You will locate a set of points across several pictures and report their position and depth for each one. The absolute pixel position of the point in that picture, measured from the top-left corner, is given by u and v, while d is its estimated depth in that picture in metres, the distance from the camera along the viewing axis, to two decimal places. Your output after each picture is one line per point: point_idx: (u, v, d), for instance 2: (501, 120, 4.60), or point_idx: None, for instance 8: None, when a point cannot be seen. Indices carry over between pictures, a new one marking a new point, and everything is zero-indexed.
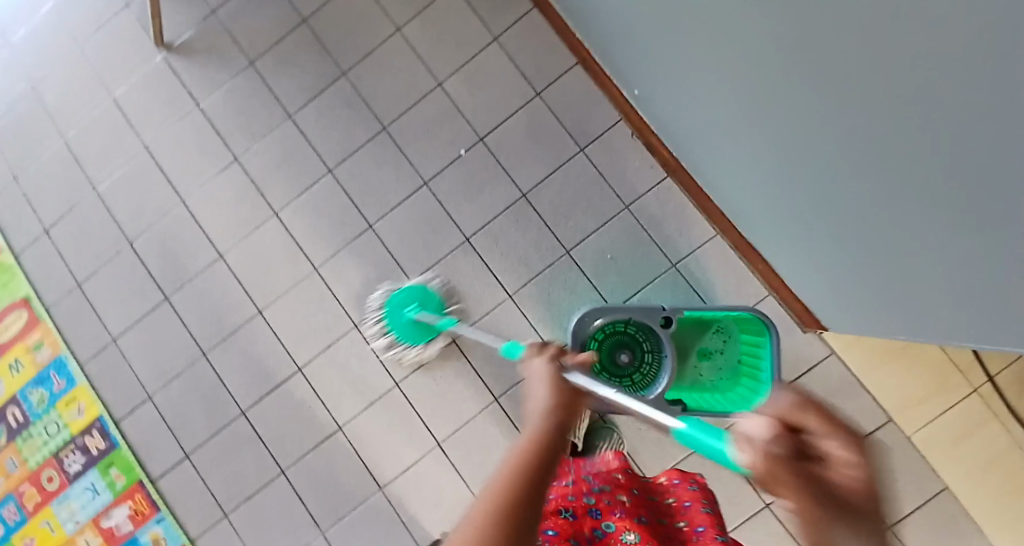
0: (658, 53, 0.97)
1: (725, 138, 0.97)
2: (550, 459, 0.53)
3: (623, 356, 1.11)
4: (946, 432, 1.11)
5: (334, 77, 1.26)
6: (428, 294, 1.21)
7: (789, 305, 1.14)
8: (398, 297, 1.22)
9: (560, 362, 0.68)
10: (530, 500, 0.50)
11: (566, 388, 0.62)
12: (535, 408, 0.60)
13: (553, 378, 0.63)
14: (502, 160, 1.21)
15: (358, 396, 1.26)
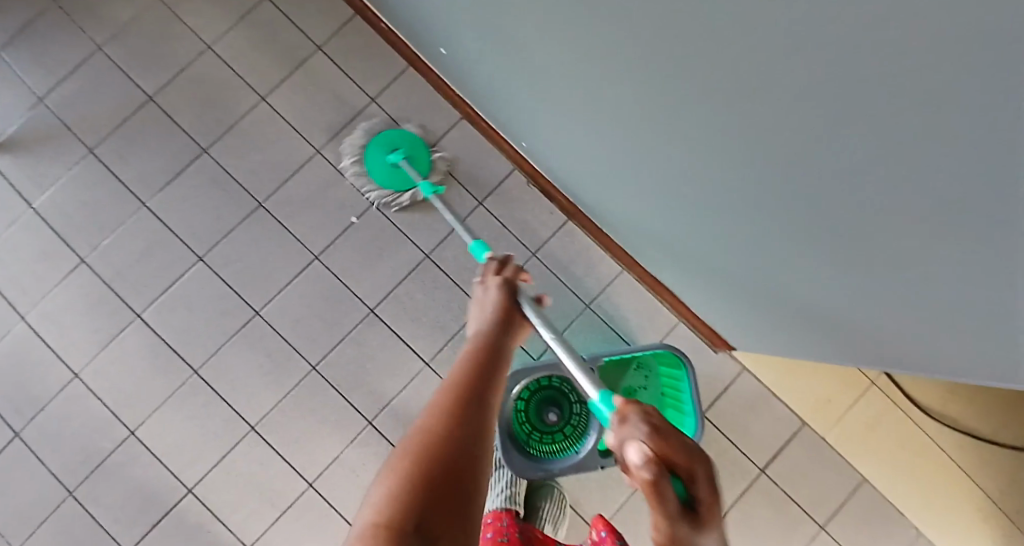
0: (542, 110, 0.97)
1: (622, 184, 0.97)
2: (501, 352, 0.60)
3: (551, 415, 1.08)
4: (858, 427, 1.18)
5: (197, 156, 1.14)
6: (418, 150, 1.13)
7: (700, 330, 1.17)
8: (382, 138, 1.13)
9: (509, 282, 0.72)
10: (494, 383, 0.54)
11: (514, 310, 0.69)
12: (485, 321, 0.66)
13: (506, 293, 0.70)
14: (400, 225, 1.15)
15: (269, 507, 1.12)
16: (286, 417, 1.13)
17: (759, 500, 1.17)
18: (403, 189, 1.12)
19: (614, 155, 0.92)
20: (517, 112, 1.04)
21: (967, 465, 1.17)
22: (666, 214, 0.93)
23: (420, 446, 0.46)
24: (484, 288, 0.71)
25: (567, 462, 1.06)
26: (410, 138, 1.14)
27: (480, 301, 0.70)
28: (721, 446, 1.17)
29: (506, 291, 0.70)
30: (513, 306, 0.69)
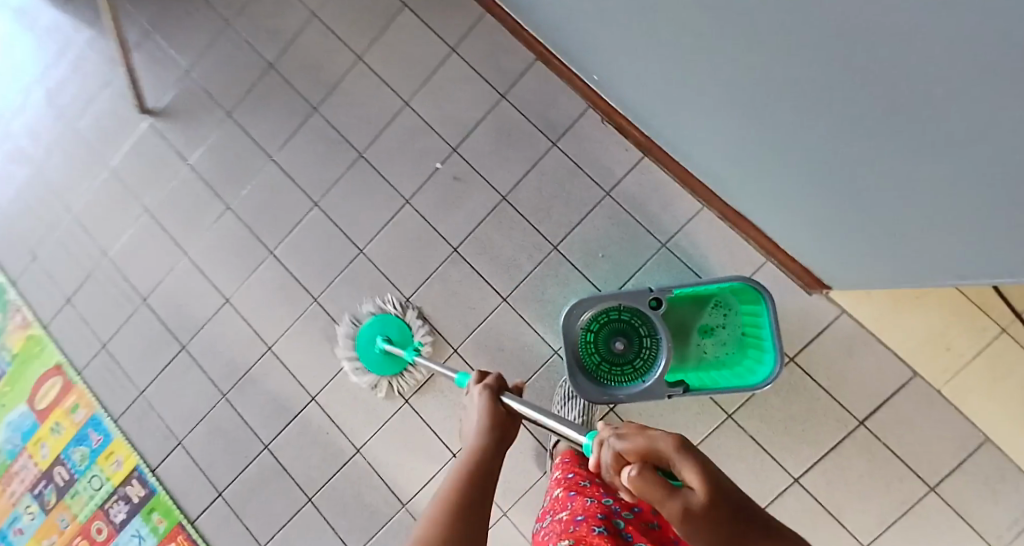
0: (612, 38, 0.93)
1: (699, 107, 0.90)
2: (482, 484, 0.74)
3: (618, 343, 1.07)
4: (981, 379, 1.02)
5: (305, 112, 1.28)
6: (406, 334, 1.22)
7: (790, 268, 1.09)
8: (367, 330, 1.23)
9: (492, 389, 0.85)
10: (459, 537, 0.67)
11: (498, 415, 0.82)
12: (469, 444, 0.80)
13: (488, 407, 0.83)
14: (480, 169, 1.20)
15: (372, 417, 1.30)
16: None
17: (855, 454, 1.07)
18: (393, 371, 1.22)
19: (682, 79, 0.86)
20: (589, 46, 1.02)
21: None
22: (749, 135, 0.84)
23: None
24: (468, 399, 0.86)
25: (633, 390, 1.05)
26: (400, 324, 1.22)
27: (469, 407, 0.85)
28: (812, 392, 1.08)
29: (486, 409, 0.83)
30: (495, 420, 0.81)
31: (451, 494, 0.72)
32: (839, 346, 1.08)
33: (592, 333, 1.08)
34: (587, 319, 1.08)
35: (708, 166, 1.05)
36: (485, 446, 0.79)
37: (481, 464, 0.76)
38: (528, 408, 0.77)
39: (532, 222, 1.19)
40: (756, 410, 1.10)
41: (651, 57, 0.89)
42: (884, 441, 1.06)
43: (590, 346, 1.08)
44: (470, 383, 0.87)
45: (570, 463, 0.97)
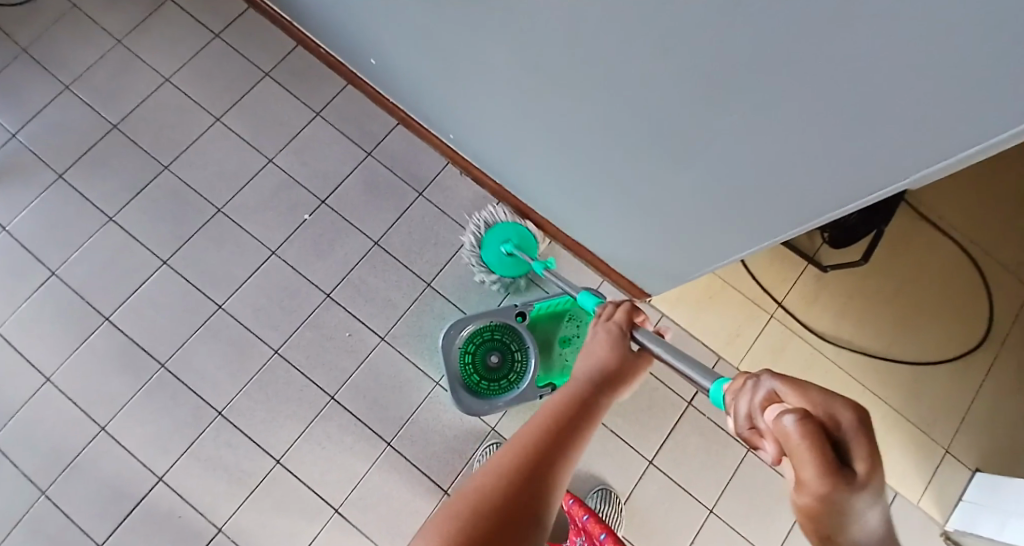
0: (468, 102, 1.11)
1: (545, 156, 1.10)
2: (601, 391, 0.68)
3: (493, 357, 1.19)
4: (766, 355, 1.31)
5: (156, 172, 1.26)
6: (527, 240, 1.26)
7: (622, 285, 1.32)
8: (494, 229, 1.26)
9: (621, 329, 0.76)
10: (580, 428, 0.62)
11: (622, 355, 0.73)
12: (593, 361, 0.72)
13: (612, 343, 0.74)
14: (350, 219, 1.28)
15: (237, 485, 1.20)
16: (248, 401, 1.23)
17: (690, 431, 1.28)
18: (513, 273, 1.24)
19: (531, 130, 1.05)
20: (447, 111, 1.19)
21: (869, 381, 1.30)
22: (588, 172, 1.05)
23: (491, 476, 0.56)
24: (597, 332, 0.77)
25: (511, 396, 1.19)
26: (523, 229, 1.26)
27: (591, 341, 0.76)
28: (652, 385, 1.29)
29: (613, 333, 0.76)
30: (617, 349, 0.73)
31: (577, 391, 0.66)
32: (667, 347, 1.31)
33: (468, 351, 1.19)
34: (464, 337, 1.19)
35: (553, 209, 1.25)
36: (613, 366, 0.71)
37: (609, 380, 0.70)
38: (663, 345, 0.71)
39: (404, 263, 1.29)
40: (614, 407, 1.28)
41: (497, 113, 1.08)
42: (710, 418, 1.29)
43: (468, 364, 1.19)
44: (601, 318, 0.80)
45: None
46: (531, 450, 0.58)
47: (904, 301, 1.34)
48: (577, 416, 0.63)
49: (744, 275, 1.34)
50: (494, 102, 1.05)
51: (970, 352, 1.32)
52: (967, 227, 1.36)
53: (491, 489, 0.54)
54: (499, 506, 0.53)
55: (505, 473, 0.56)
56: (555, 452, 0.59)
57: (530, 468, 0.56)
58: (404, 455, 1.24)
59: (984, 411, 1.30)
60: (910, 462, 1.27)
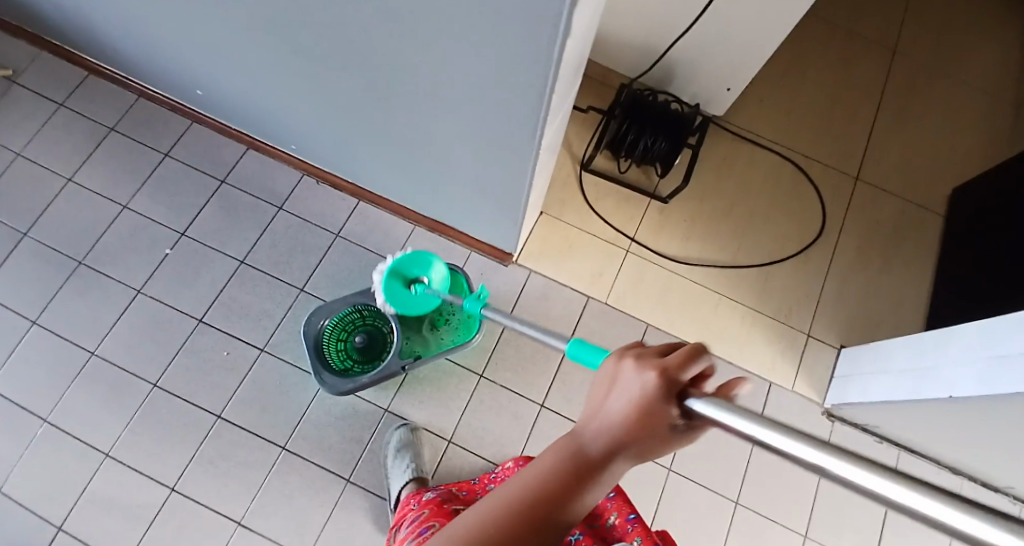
0: (279, 107, 1.19)
1: (362, 138, 1.18)
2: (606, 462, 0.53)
3: (359, 338, 1.24)
4: (627, 286, 1.38)
5: (14, 240, 1.31)
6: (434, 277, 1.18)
7: (485, 252, 1.37)
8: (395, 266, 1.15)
9: (668, 380, 0.51)
10: (561, 513, 0.52)
11: (655, 419, 0.51)
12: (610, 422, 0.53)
13: (642, 401, 0.51)
14: (211, 244, 1.34)
15: (137, 520, 1.20)
16: (137, 436, 1.24)
17: (572, 370, 1.33)
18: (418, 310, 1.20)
19: (336, 113, 1.13)
20: (273, 122, 1.27)
21: (724, 288, 1.39)
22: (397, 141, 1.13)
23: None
24: (631, 369, 0.53)
25: (374, 372, 1.22)
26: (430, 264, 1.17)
27: (619, 382, 0.54)
28: (531, 335, 1.34)
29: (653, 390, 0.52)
30: (644, 414, 0.52)
31: (572, 462, 0.53)
32: (538, 298, 1.36)
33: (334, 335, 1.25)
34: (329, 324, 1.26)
35: (398, 193, 1.32)
36: (630, 437, 0.53)
37: (615, 456, 0.53)
38: (752, 424, 0.46)
39: (274, 274, 1.33)
40: (497, 362, 1.33)
41: (306, 108, 1.16)
42: (590, 353, 1.35)
43: (336, 348, 1.25)
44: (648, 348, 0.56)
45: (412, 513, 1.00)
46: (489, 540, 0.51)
47: (740, 212, 1.45)
48: (559, 504, 0.52)
49: (595, 220, 1.42)
50: (299, 102, 1.15)
51: (809, 245, 1.44)
52: (780, 139, 1.51)
53: None
54: None
55: None
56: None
57: None
58: (301, 454, 1.26)
59: (834, 293, 1.40)
60: (776, 352, 1.34)
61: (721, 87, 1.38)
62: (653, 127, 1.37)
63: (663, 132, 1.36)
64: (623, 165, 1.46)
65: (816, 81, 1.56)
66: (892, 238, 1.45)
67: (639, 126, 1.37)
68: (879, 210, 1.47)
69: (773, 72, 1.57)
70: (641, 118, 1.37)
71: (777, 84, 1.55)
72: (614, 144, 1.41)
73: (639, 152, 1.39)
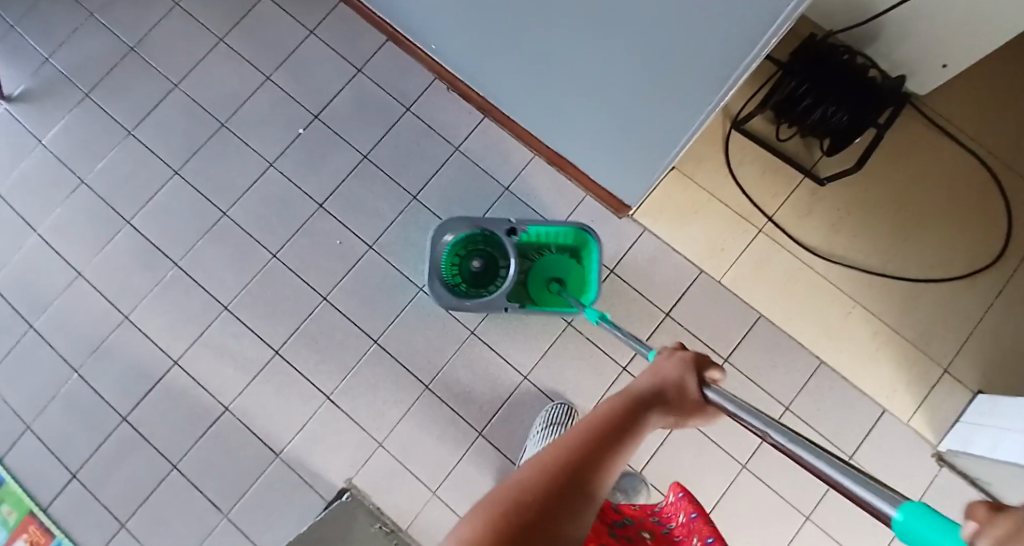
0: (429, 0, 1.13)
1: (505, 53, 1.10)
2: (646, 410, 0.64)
3: (475, 262, 1.23)
4: (751, 268, 1.27)
5: (167, 90, 1.37)
6: (577, 285, 1.23)
7: (605, 200, 1.30)
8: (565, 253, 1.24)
9: (688, 360, 0.70)
10: (620, 448, 0.59)
11: (680, 387, 0.67)
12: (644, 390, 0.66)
13: (672, 374, 0.68)
14: (340, 131, 1.34)
15: (240, 374, 1.30)
16: (250, 299, 1.32)
17: (667, 339, 1.26)
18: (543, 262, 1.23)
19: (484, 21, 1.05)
20: (418, 14, 1.21)
21: (857, 294, 1.25)
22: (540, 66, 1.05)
23: (540, 474, 0.52)
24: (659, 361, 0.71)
25: (478, 301, 1.22)
26: (580, 284, 1.24)
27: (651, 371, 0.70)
28: (634, 294, 1.28)
29: (675, 366, 0.70)
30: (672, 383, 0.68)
31: (628, 409, 0.62)
32: (649, 258, 1.29)
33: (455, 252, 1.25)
34: (451, 240, 1.24)
35: (529, 117, 1.25)
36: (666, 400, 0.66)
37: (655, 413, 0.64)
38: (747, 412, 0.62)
39: (393, 175, 1.33)
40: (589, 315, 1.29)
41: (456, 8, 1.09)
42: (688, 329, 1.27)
43: (451, 266, 1.25)
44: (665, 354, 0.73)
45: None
46: (582, 458, 0.55)
47: (905, 213, 1.27)
48: (622, 436, 0.59)
49: (732, 187, 1.30)
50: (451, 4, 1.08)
51: (975, 268, 1.25)
52: (981, 135, 1.28)
53: (535, 491, 0.51)
54: (533, 510, 0.49)
55: (553, 477, 0.52)
56: (597, 459, 0.55)
57: (576, 475, 0.53)
58: (389, 351, 1.29)
59: (987, 330, 1.23)
60: (897, 378, 1.22)
61: (936, 62, 1.16)
62: (837, 94, 1.17)
63: (848, 103, 1.17)
64: (784, 131, 1.30)
65: None
66: None
67: (824, 88, 1.18)
68: None
69: (997, 56, 1.31)
70: (827, 79, 1.18)
71: (997, 70, 1.30)
72: (784, 104, 1.23)
73: (813, 121, 1.21)
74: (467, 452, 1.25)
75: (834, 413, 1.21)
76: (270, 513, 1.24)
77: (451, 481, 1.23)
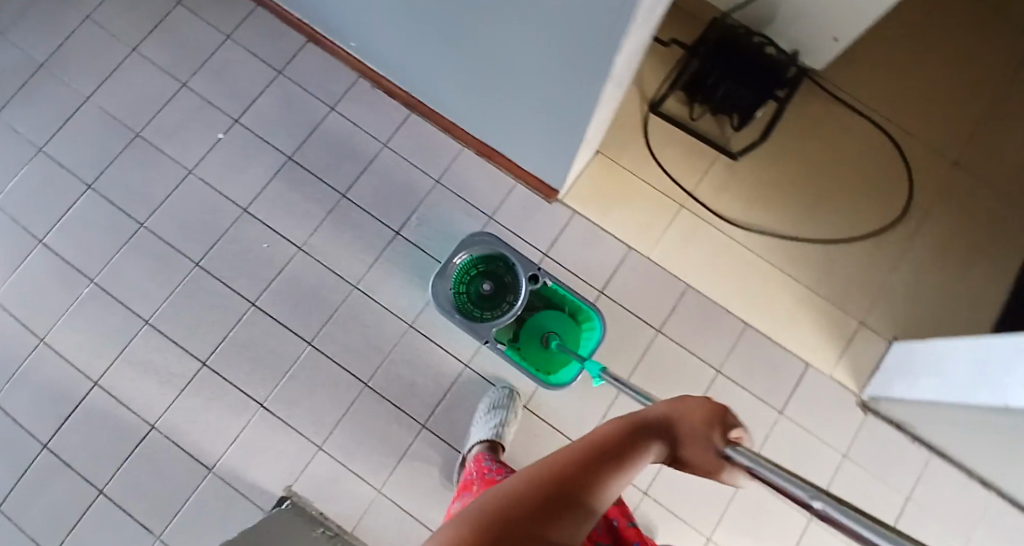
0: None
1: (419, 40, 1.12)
2: (647, 445, 0.61)
3: (483, 286, 1.23)
4: (678, 244, 1.31)
5: (80, 103, 1.34)
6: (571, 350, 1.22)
7: (534, 186, 1.32)
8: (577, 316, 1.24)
9: (711, 413, 0.66)
10: (615, 475, 0.56)
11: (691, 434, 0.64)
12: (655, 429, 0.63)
13: (688, 421, 0.65)
14: (263, 134, 1.33)
15: (166, 388, 1.24)
16: (174, 310, 1.27)
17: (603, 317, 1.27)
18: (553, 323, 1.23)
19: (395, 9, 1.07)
20: (333, 11, 1.22)
21: (778, 261, 1.30)
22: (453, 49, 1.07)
23: (529, 489, 0.49)
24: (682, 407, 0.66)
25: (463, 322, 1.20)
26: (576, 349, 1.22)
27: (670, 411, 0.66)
28: (567, 276, 1.29)
29: (699, 413, 0.66)
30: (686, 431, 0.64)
31: (633, 443, 0.59)
32: (580, 239, 1.31)
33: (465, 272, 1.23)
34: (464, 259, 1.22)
35: (451, 108, 1.26)
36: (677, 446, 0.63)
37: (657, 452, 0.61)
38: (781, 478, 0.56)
39: (319, 174, 1.32)
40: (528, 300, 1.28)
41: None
42: (623, 305, 1.28)
43: (456, 285, 1.23)
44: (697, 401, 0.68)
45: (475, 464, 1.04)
46: (576, 482, 0.52)
47: (815, 181, 1.33)
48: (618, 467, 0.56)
49: (653, 167, 1.34)
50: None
51: (884, 227, 1.31)
52: (876, 106, 1.37)
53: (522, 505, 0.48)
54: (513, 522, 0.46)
55: (542, 492, 0.49)
56: (589, 484, 0.53)
57: (567, 497, 0.50)
58: (322, 352, 1.25)
59: (900, 284, 1.29)
60: (822, 336, 1.26)
61: (828, 36, 1.21)
62: (744, 75, 1.27)
63: (753, 83, 1.27)
64: (696, 111, 1.36)
65: (931, 48, 1.39)
66: (985, 232, 1.31)
67: (732, 69, 1.27)
68: (973, 202, 1.32)
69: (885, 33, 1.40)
70: (735, 61, 1.27)
71: (885, 45, 1.39)
72: (696, 84, 1.31)
73: (720, 98, 1.29)
74: (410, 447, 1.22)
75: (766, 373, 1.24)
76: (205, 531, 1.18)
77: (395, 479, 1.20)
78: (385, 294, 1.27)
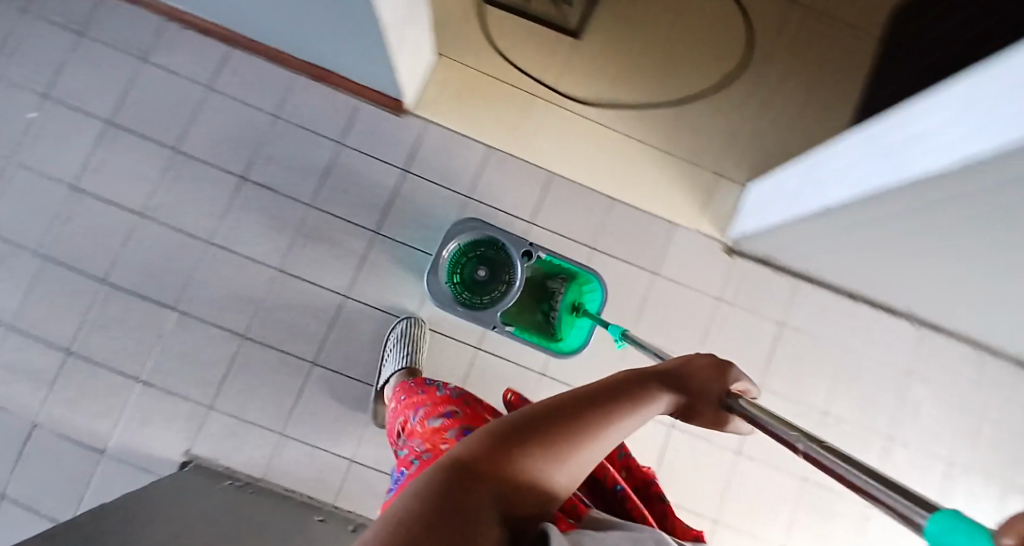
0: None
1: None
2: (654, 402, 0.59)
3: (480, 272, 1.20)
4: (534, 133, 1.29)
5: None
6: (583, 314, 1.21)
7: (376, 101, 1.27)
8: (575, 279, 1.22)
9: (719, 372, 0.65)
10: (605, 431, 0.54)
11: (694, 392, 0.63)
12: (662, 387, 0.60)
13: (697, 380, 0.64)
14: (78, 102, 1.24)
15: (35, 385, 1.19)
16: (24, 305, 1.20)
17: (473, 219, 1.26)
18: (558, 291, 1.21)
19: None
20: None
21: (632, 129, 1.31)
22: None
23: (538, 428, 0.51)
24: (694, 367, 0.65)
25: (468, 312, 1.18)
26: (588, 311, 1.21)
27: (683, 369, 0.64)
28: (428, 186, 1.27)
29: (705, 373, 0.65)
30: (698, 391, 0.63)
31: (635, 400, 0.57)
32: (434, 147, 1.28)
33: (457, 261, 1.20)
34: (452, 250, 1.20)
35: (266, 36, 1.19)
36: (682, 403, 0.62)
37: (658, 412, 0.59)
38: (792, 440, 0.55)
39: (149, 133, 1.25)
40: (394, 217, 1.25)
41: None
42: (490, 204, 1.27)
43: (451, 279, 1.20)
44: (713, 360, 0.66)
45: (408, 397, 0.88)
46: (569, 441, 0.52)
47: (656, 44, 1.33)
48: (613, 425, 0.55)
49: (495, 58, 1.31)
50: None
51: (728, 76, 1.33)
52: None
53: (518, 447, 0.50)
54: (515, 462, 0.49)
55: (544, 438, 0.51)
56: (571, 446, 0.52)
57: (560, 444, 0.51)
58: (193, 314, 1.21)
59: (750, 129, 1.32)
60: (684, 194, 1.29)
61: None
62: None
63: None
64: None
65: None
66: (822, 63, 1.34)
67: None
68: (809, 35, 1.34)
69: None
70: None
71: None
72: None
73: None
74: (305, 386, 1.21)
75: (636, 240, 1.28)
76: None
77: (296, 419, 1.20)
78: (245, 243, 1.23)
